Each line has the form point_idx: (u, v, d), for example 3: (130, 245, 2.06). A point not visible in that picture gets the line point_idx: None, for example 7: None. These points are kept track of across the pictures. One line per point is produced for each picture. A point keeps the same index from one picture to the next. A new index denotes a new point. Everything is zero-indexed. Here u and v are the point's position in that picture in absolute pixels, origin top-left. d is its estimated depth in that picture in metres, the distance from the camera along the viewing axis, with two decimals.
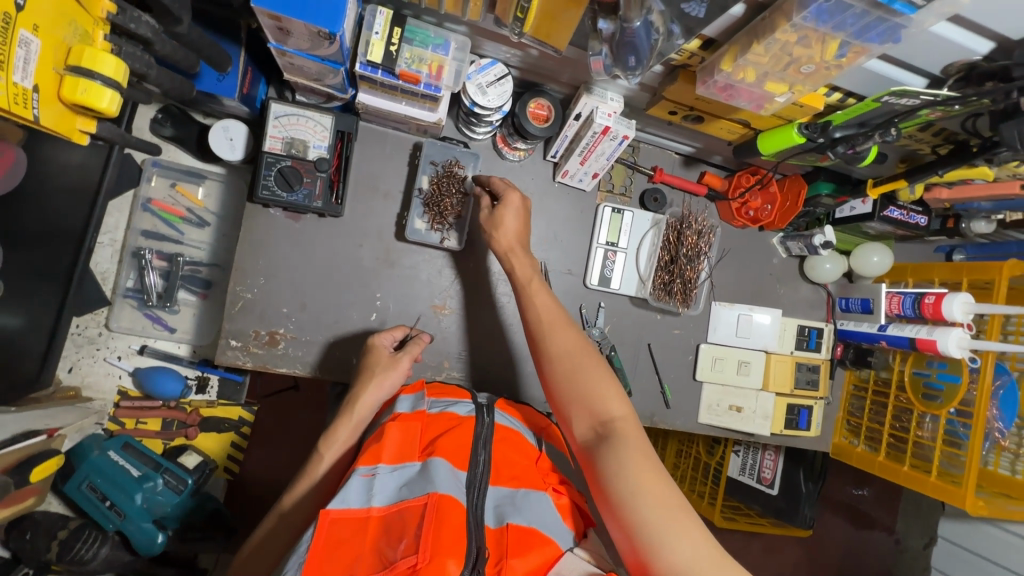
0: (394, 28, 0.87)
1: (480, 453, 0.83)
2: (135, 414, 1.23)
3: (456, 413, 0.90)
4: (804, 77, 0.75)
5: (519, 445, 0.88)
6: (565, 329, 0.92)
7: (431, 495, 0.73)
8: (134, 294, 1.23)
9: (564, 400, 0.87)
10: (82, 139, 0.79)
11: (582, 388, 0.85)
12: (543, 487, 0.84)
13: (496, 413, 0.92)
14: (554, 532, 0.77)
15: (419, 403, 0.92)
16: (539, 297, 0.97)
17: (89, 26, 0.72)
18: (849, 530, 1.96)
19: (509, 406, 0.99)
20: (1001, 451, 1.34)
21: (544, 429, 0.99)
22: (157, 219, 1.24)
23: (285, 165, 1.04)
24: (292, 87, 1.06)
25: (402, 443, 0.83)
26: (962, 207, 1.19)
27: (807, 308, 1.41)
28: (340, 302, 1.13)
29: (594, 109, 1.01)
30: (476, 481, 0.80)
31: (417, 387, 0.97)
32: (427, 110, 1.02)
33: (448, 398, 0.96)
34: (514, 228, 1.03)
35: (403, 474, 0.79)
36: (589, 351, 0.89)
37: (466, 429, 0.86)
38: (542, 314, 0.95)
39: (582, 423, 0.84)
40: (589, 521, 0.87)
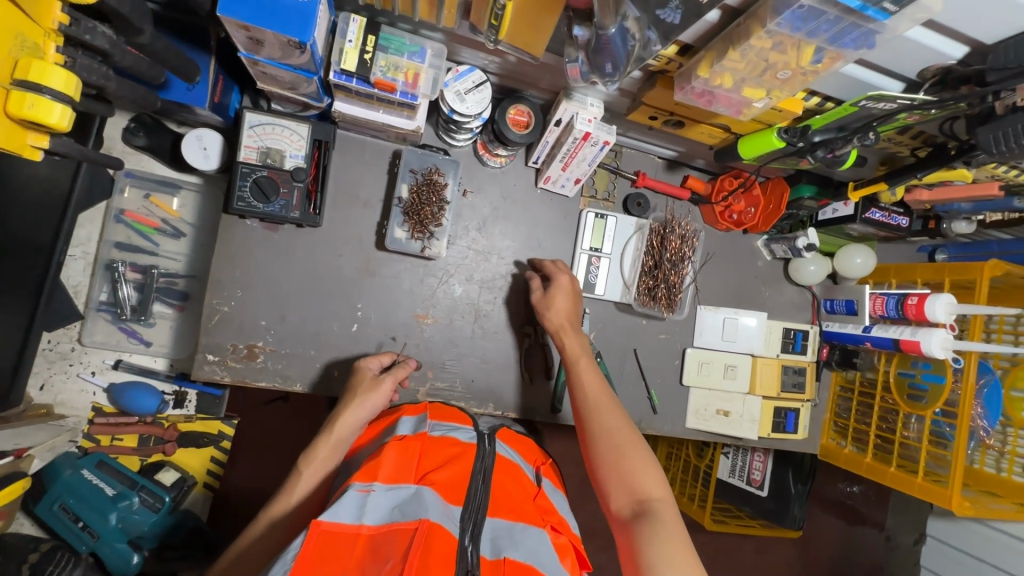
0: (367, 36, 0.86)
1: (479, 483, 0.83)
2: (110, 431, 1.20)
3: (456, 438, 0.91)
4: (781, 83, 0.74)
5: (518, 479, 0.88)
6: (610, 408, 0.94)
7: (421, 522, 0.70)
8: (108, 308, 1.21)
9: (603, 471, 0.88)
10: (36, 155, 0.74)
11: (622, 465, 0.87)
12: (541, 524, 0.81)
13: (498, 444, 0.94)
14: (550, 566, 0.73)
15: (420, 425, 0.92)
16: (586, 376, 0.99)
17: (38, 37, 0.68)
18: (844, 528, 1.97)
19: (512, 437, 1.01)
20: (987, 450, 1.36)
21: (542, 465, 0.99)
22: (130, 231, 1.22)
23: (261, 175, 1.02)
24: (267, 97, 1.04)
25: (400, 462, 0.82)
26: (943, 208, 1.19)
27: (792, 310, 1.41)
28: (320, 313, 1.11)
29: (574, 115, 1.00)
30: (472, 513, 0.78)
31: (419, 410, 0.99)
32: (405, 118, 1.00)
33: (449, 424, 0.97)
34: (566, 309, 1.09)
35: (398, 494, 0.76)
36: (634, 434, 0.91)
37: (467, 458, 0.86)
38: (590, 390, 0.97)
39: (619, 497, 0.85)
40: (585, 561, 0.85)
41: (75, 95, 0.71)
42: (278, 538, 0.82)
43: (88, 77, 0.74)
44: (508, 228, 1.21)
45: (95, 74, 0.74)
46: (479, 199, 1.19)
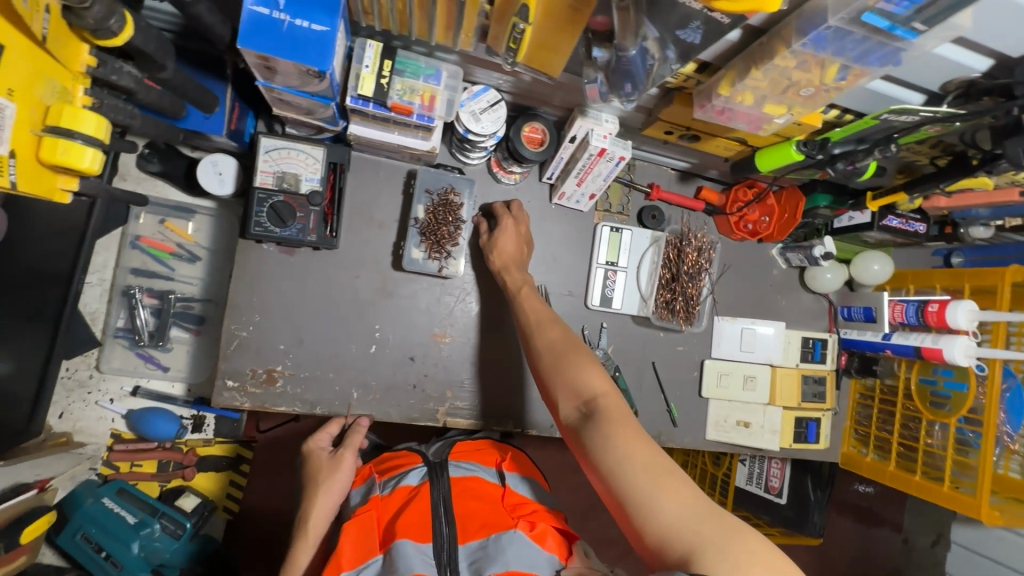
0: (384, 60, 0.86)
1: (441, 518, 0.83)
2: (130, 457, 1.20)
3: (409, 483, 0.90)
4: (804, 100, 0.74)
5: (479, 495, 0.88)
6: (550, 326, 0.97)
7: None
8: (125, 334, 1.20)
9: (549, 385, 0.88)
10: (67, 196, 0.81)
11: (565, 370, 0.88)
12: (514, 522, 0.82)
13: (450, 468, 0.93)
14: (533, 563, 0.76)
15: (370, 490, 0.93)
16: (529, 303, 1.02)
17: (68, 81, 0.72)
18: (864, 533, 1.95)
19: (467, 452, 1.01)
20: (1011, 455, 1.30)
21: (502, 461, 0.99)
22: (146, 257, 1.22)
23: (277, 200, 1.02)
24: (282, 121, 1.04)
25: (360, 539, 0.82)
26: (961, 214, 1.18)
27: (809, 318, 1.40)
28: (338, 335, 1.11)
29: (589, 131, 1.00)
30: (444, 546, 0.79)
31: (366, 475, 0.99)
32: (420, 139, 1.00)
33: (397, 471, 0.96)
34: (513, 244, 1.10)
35: (368, 573, 0.77)
36: (575, 341, 0.92)
37: (423, 498, 0.87)
38: (532, 315, 1.00)
39: (567, 403, 0.85)
40: (571, 535, 0.87)
41: (105, 136, 0.75)
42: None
43: (117, 117, 0.77)
44: None
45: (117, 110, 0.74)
46: None
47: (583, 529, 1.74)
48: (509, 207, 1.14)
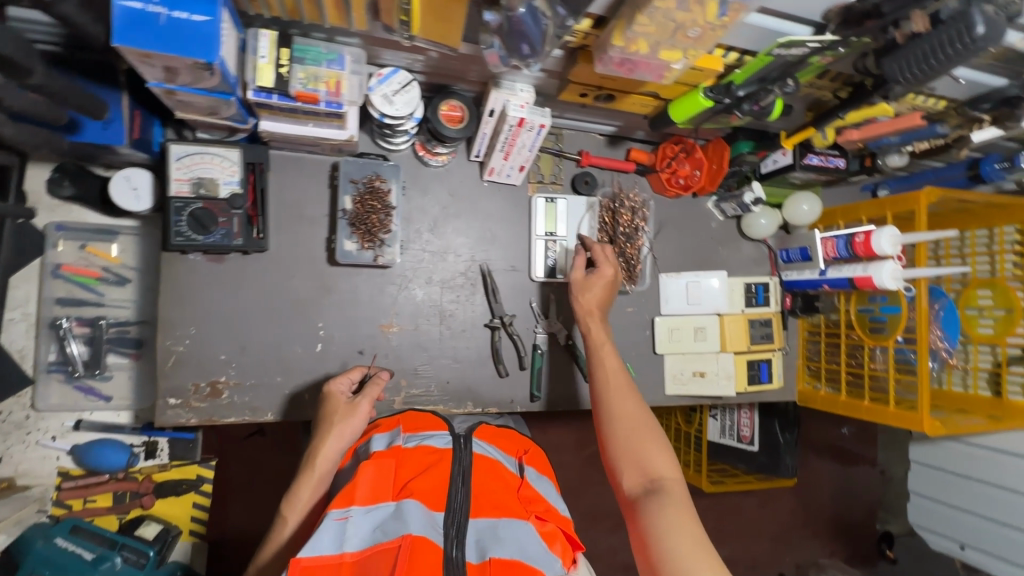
0: (281, 49, 0.84)
1: (458, 488, 0.83)
2: (81, 494, 1.16)
3: (433, 445, 0.91)
4: (694, 42, 0.76)
5: (498, 476, 0.89)
6: (626, 395, 0.98)
7: (404, 538, 0.72)
8: (59, 368, 1.16)
9: (617, 454, 0.92)
10: None
11: (633, 443, 0.92)
12: (526, 517, 0.83)
13: (474, 443, 0.94)
14: (538, 561, 0.75)
15: (393, 439, 0.93)
16: (607, 360, 1.04)
17: None
18: (841, 470, 2.03)
19: (490, 434, 1.01)
20: (951, 370, 1.44)
21: (523, 453, 1.01)
22: (71, 285, 1.17)
23: (196, 207, 0.98)
24: (191, 126, 1.00)
25: (377, 482, 0.82)
26: (874, 143, 1.21)
27: (751, 265, 1.44)
28: (281, 338, 1.09)
29: (505, 103, 1.01)
30: (455, 516, 0.79)
31: (391, 426, 0.99)
32: (337, 128, 0.98)
33: (423, 432, 0.97)
34: (602, 295, 1.11)
35: (377, 515, 0.77)
36: (648, 417, 0.96)
37: (443, 464, 0.87)
38: (609, 375, 1.01)
39: (631, 476, 0.89)
40: (576, 545, 0.88)
41: None
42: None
43: None
44: (461, 225, 1.21)
45: None
46: (427, 201, 1.18)
47: (573, 505, 1.80)
48: (597, 252, 1.13)
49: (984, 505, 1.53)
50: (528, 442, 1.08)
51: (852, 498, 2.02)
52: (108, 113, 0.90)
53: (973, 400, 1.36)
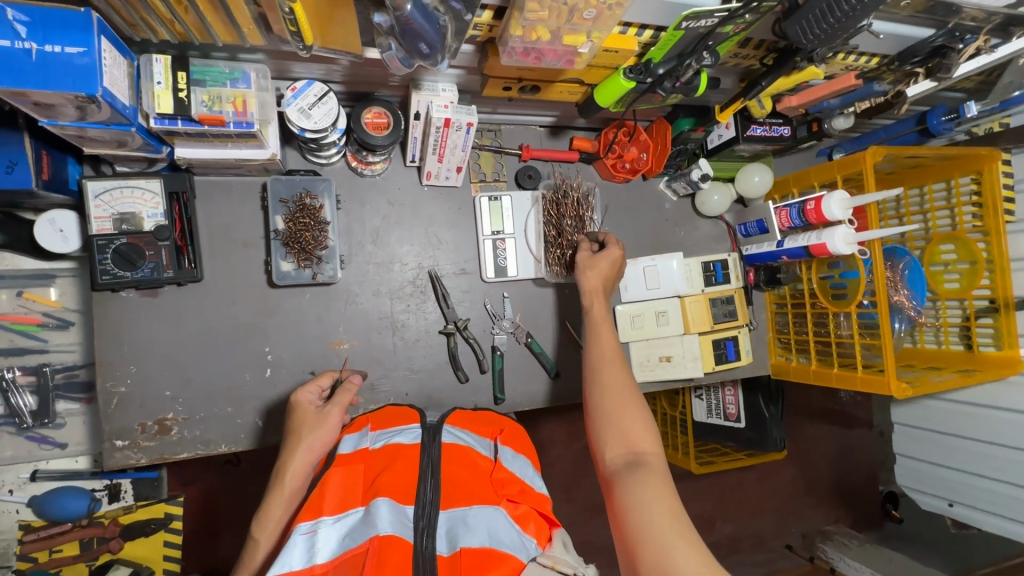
0: (177, 73, 0.82)
1: (428, 481, 0.77)
2: (45, 544, 1.15)
3: (400, 442, 0.84)
4: (593, 23, 0.74)
5: (469, 462, 0.82)
6: (615, 367, 0.93)
7: (372, 540, 0.66)
8: (7, 420, 1.14)
9: (599, 426, 0.87)
10: None
11: (619, 417, 0.86)
12: (497, 501, 0.77)
13: (444, 432, 0.87)
14: (512, 546, 0.69)
15: (361, 441, 0.86)
16: (600, 333, 0.98)
17: None
18: (838, 431, 2.02)
19: (463, 420, 0.96)
20: (923, 329, 1.42)
21: (498, 434, 0.94)
22: (12, 334, 1.14)
23: (120, 242, 0.96)
24: (108, 161, 0.98)
25: (347, 487, 0.76)
26: (815, 108, 1.18)
27: (711, 243, 1.42)
28: (227, 367, 1.06)
29: (428, 104, 0.98)
30: (425, 509, 0.73)
31: (361, 426, 0.92)
32: (257, 148, 0.96)
33: (393, 428, 0.90)
34: (606, 274, 1.07)
35: (347, 522, 0.71)
36: (637, 393, 0.90)
37: (411, 457, 0.81)
38: (601, 348, 0.96)
39: (613, 448, 0.84)
40: (554, 521, 0.81)
41: None
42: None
43: None
44: (404, 233, 1.18)
45: None
46: (367, 211, 1.16)
47: (570, 500, 1.78)
48: (605, 240, 1.13)
49: (970, 461, 1.52)
50: (509, 424, 1.02)
51: (849, 462, 2.00)
52: (11, 157, 0.87)
53: (946, 355, 1.34)
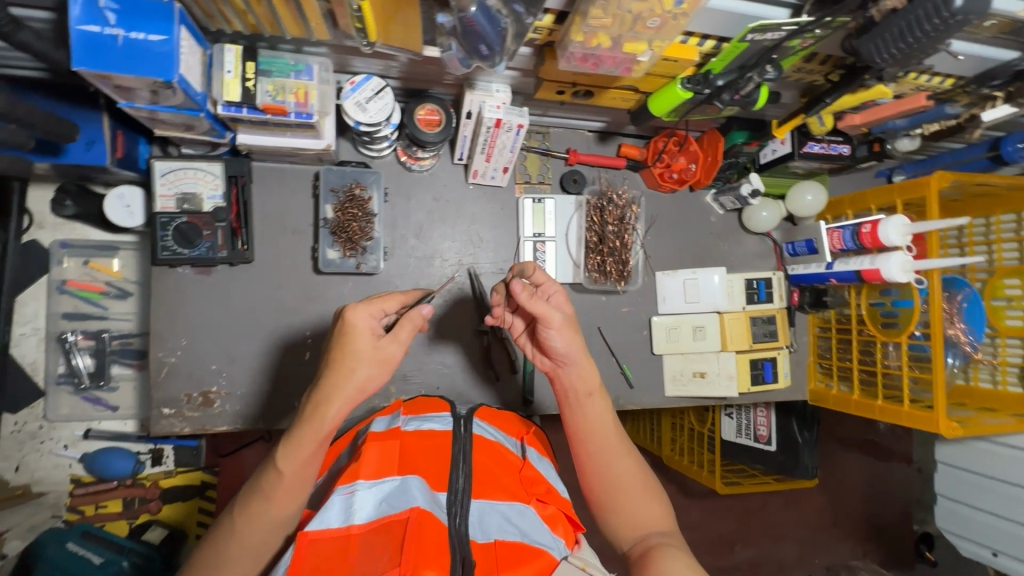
0: (246, 63, 0.85)
1: (459, 468, 0.77)
2: (92, 499, 1.22)
3: (433, 430, 0.86)
4: (656, 32, 0.73)
5: (499, 456, 0.84)
6: (615, 449, 0.84)
7: (410, 510, 0.67)
8: (67, 379, 1.22)
9: (607, 511, 0.82)
10: None
11: (627, 504, 0.81)
12: (527, 500, 0.78)
13: (475, 424, 0.88)
14: (545, 543, 0.71)
15: (394, 421, 0.88)
16: (591, 417, 0.84)
17: None
18: (871, 462, 1.92)
19: (491, 415, 0.96)
20: (977, 365, 1.32)
21: (526, 434, 0.95)
22: (76, 300, 1.22)
23: (181, 221, 1.01)
24: (175, 143, 1.03)
25: (383, 461, 0.77)
26: (879, 128, 1.14)
27: (755, 260, 1.39)
28: (269, 347, 1.10)
29: (481, 104, 0.99)
30: (458, 496, 0.74)
31: (394, 409, 0.95)
32: (313, 138, 0.99)
33: (425, 414, 0.92)
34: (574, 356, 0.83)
35: (383, 489, 0.72)
36: (642, 469, 0.85)
37: (443, 446, 0.82)
38: (594, 431, 0.84)
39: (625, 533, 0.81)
40: (578, 525, 0.81)
41: None
42: (267, 535, 0.70)
43: None
44: (447, 229, 1.20)
45: None
46: (412, 206, 1.18)
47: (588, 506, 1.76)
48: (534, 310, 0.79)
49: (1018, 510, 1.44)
50: (533, 423, 1.02)
51: (883, 497, 1.92)
52: (88, 135, 0.92)
53: (1002, 398, 1.24)
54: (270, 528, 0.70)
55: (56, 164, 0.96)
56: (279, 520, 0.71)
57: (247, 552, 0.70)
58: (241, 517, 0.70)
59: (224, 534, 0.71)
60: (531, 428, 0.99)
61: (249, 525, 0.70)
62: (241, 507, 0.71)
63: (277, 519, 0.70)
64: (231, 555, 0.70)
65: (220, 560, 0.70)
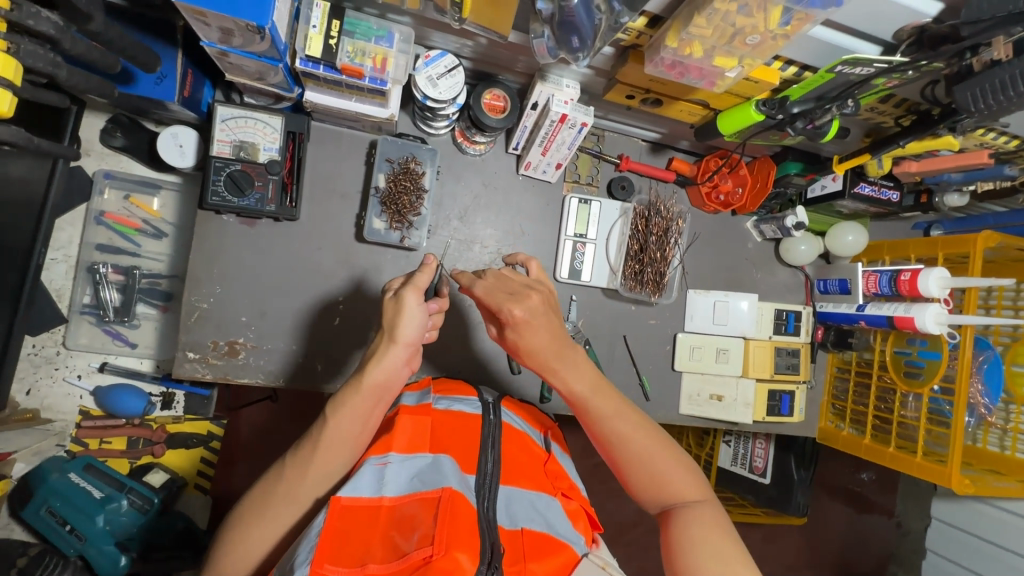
0: (332, 21, 0.85)
1: (488, 454, 0.77)
2: (98, 433, 1.21)
3: (462, 412, 0.85)
4: (751, 50, 0.73)
5: (526, 446, 0.84)
6: (635, 424, 0.81)
7: (444, 489, 0.67)
8: (91, 310, 1.22)
9: (633, 477, 0.81)
10: None
11: (656, 469, 0.80)
12: (553, 493, 0.78)
13: (503, 413, 0.88)
14: (569, 537, 0.71)
15: (424, 397, 0.87)
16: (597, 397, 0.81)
17: None
18: (851, 513, 1.86)
19: (516, 405, 0.96)
20: (988, 427, 1.31)
21: (548, 429, 0.95)
22: (111, 232, 1.22)
23: (235, 168, 1.00)
24: (240, 90, 1.02)
25: (415, 435, 0.77)
26: (933, 179, 1.13)
27: (785, 292, 1.39)
28: (301, 307, 1.10)
29: (550, 98, 0.97)
30: (486, 481, 0.74)
31: (422, 385, 0.94)
32: (378, 106, 0.98)
33: (454, 395, 0.92)
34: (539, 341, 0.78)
35: (415, 465, 0.73)
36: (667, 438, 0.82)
37: (473, 428, 0.82)
38: (605, 411, 0.81)
39: (651, 494, 0.80)
40: (598, 525, 0.82)
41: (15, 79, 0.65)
42: (313, 486, 0.72)
43: (74, 84, 0.76)
44: (490, 216, 1.20)
45: (46, 60, 0.68)
46: (459, 188, 1.18)
47: None
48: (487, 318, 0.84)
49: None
50: (554, 422, 1.02)
51: (861, 547, 1.86)
52: (162, 69, 0.92)
53: (1007, 461, 1.22)
54: (318, 481, 0.72)
55: (122, 95, 0.96)
56: (327, 472, 0.72)
57: (289, 499, 0.71)
58: (288, 463, 0.72)
59: (271, 481, 0.72)
60: (551, 424, 0.99)
61: (297, 471, 0.71)
62: (291, 456, 0.72)
63: (325, 470, 0.72)
64: (277, 501, 0.70)
65: (264, 506, 0.71)
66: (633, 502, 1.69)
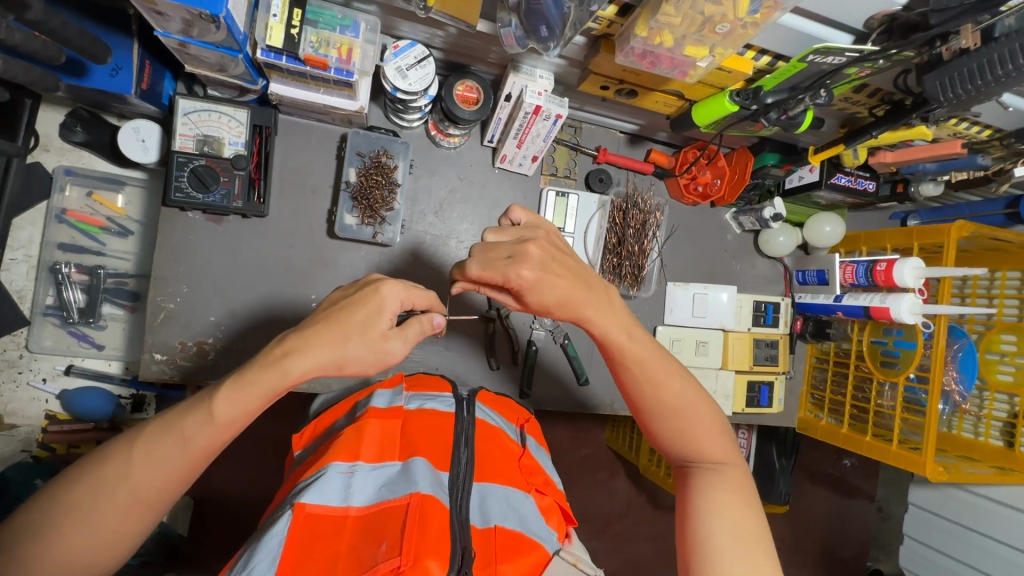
0: (294, 9, 0.82)
1: (462, 452, 0.76)
2: (67, 438, 1.17)
3: (435, 409, 0.83)
4: (721, 39, 0.72)
5: (501, 442, 0.82)
6: (670, 380, 0.76)
7: (412, 496, 0.65)
8: (55, 312, 1.18)
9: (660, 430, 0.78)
10: None
11: (686, 426, 0.77)
12: (527, 489, 0.77)
13: (478, 408, 0.86)
14: (542, 535, 0.70)
15: (395, 398, 0.85)
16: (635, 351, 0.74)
17: None
18: (835, 499, 1.87)
19: (492, 399, 0.95)
20: (963, 415, 1.33)
21: (524, 423, 0.93)
22: (74, 231, 1.18)
23: (198, 164, 0.97)
24: (203, 83, 0.99)
25: (383, 441, 0.76)
26: (908, 169, 1.12)
27: (764, 283, 1.39)
28: (271, 306, 1.07)
29: (523, 88, 0.95)
30: (459, 480, 0.72)
31: (395, 382, 0.92)
32: (347, 99, 0.96)
33: (428, 392, 0.90)
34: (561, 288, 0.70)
35: (383, 473, 0.71)
36: (701, 393, 0.78)
37: (445, 426, 0.80)
38: (645, 366, 0.75)
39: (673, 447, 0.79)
40: (571, 519, 0.81)
41: None
42: (168, 487, 0.64)
43: None
44: (466, 211, 1.18)
45: None
46: (435, 181, 1.16)
47: None
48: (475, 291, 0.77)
49: (996, 566, 1.47)
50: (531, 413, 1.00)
51: (842, 534, 1.87)
52: (117, 61, 0.89)
53: (982, 448, 1.23)
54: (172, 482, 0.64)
55: (78, 88, 0.92)
56: (189, 460, 0.64)
57: (133, 496, 0.62)
58: (139, 454, 0.62)
59: (115, 462, 0.62)
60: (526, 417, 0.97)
61: (150, 467, 0.62)
62: (147, 439, 0.63)
63: (186, 469, 0.65)
64: (119, 501, 0.61)
65: (98, 506, 0.61)
66: (616, 494, 1.69)
